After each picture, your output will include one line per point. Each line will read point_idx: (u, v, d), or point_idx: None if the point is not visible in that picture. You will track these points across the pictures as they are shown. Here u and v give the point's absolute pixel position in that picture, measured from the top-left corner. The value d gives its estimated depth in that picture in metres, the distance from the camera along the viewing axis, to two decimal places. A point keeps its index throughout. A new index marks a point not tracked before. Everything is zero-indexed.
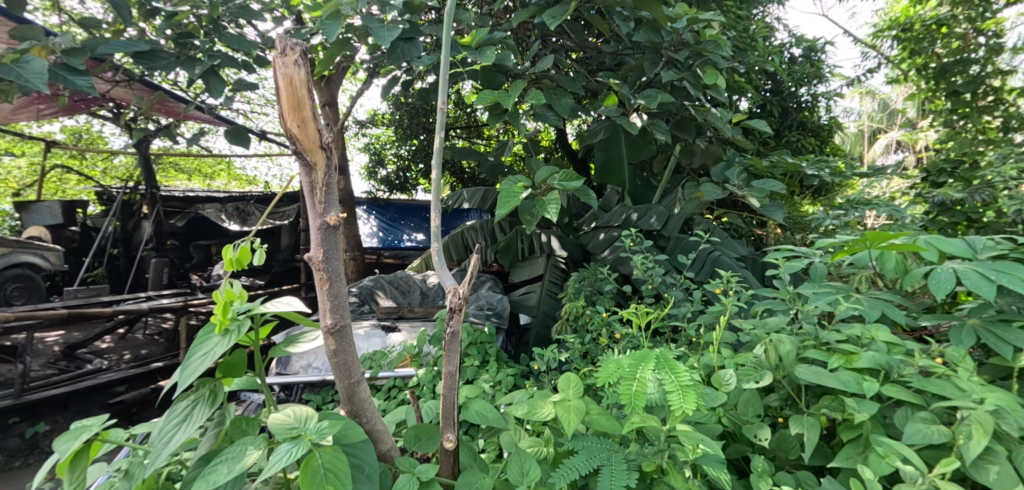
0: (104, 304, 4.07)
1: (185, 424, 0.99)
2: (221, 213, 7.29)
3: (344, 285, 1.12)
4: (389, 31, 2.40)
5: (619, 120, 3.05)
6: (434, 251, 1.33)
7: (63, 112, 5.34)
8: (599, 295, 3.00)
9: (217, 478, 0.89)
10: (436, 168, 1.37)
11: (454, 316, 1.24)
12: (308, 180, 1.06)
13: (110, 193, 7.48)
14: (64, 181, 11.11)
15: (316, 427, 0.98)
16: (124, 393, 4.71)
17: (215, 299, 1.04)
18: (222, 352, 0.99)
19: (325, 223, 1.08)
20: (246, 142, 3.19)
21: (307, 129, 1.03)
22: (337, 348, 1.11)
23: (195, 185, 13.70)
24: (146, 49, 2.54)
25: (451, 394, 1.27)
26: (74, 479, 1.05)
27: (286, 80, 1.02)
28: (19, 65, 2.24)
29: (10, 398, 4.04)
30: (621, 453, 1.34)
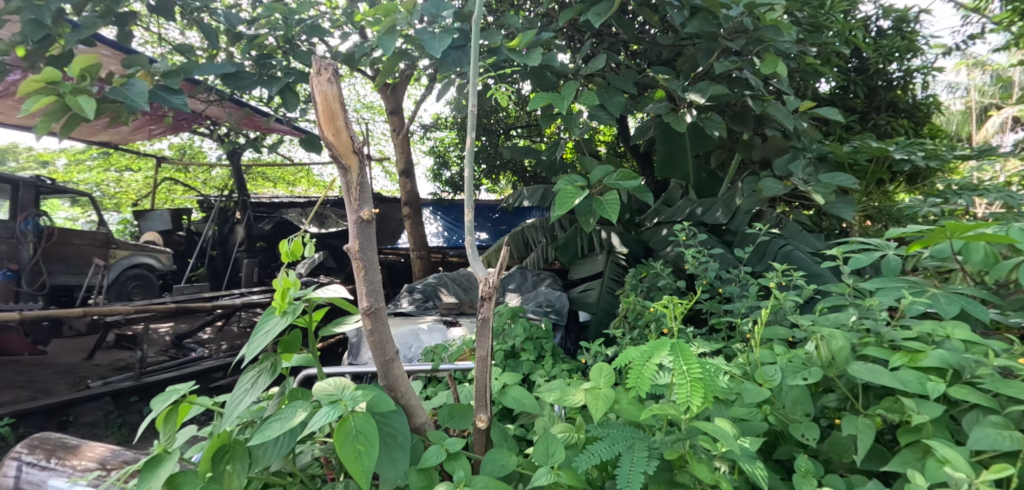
0: (205, 299, 4.53)
1: (251, 391, 1.16)
2: (303, 217, 7.96)
3: (379, 273, 1.23)
4: (439, 42, 2.54)
5: (668, 117, 3.02)
6: (467, 243, 1.42)
7: (169, 130, 5.97)
8: (656, 291, 2.97)
9: (271, 432, 1.05)
10: (470, 163, 1.45)
11: (485, 304, 1.35)
12: (344, 181, 1.16)
13: (209, 202, 8.31)
14: (172, 192, 12.44)
15: (351, 396, 1.11)
16: (223, 378, 5.27)
17: (274, 286, 1.21)
18: (281, 330, 1.15)
19: (359, 218, 1.19)
20: (318, 150, 3.44)
21: (341, 137, 1.12)
22: (372, 329, 1.22)
23: (280, 191, 14.87)
24: (231, 70, 2.82)
25: (483, 378, 1.37)
26: (166, 435, 1.24)
27: (321, 96, 1.10)
28: (126, 88, 2.50)
29: (131, 379, 4.65)
30: (644, 441, 1.28)
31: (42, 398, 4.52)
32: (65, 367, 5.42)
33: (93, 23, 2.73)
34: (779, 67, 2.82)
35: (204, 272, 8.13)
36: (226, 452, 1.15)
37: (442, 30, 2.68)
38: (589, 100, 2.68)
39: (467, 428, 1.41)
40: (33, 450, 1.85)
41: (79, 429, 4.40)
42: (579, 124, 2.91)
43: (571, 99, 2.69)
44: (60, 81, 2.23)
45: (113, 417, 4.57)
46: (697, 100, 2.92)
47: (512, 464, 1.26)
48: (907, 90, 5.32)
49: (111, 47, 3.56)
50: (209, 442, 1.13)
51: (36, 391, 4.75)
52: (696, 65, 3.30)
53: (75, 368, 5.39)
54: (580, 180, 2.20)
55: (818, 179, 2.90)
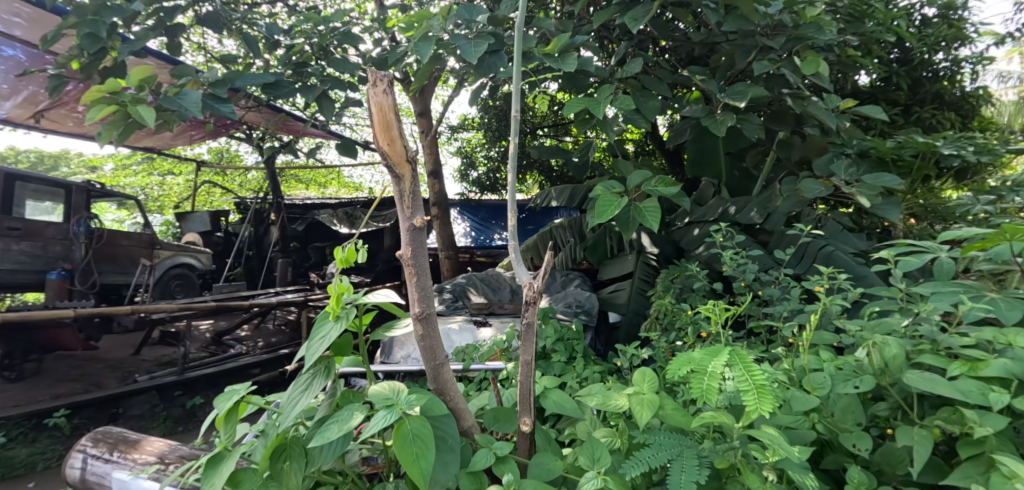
0: (242, 298, 4.62)
1: (307, 392, 1.19)
2: (334, 218, 8.11)
3: (430, 279, 1.25)
4: (475, 47, 2.56)
5: (705, 120, 2.96)
6: (511, 248, 1.43)
7: (208, 136, 6.09)
8: (690, 293, 2.94)
9: (330, 434, 1.08)
10: (512, 168, 1.47)
11: (530, 309, 1.37)
12: (397, 189, 1.19)
13: (246, 204, 8.58)
14: (212, 194, 12.84)
15: (406, 400, 1.13)
16: (259, 374, 5.41)
17: (329, 292, 1.24)
18: (338, 335, 1.18)
19: (412, 226, 1.21)
20: (353, 154, 3.50)
21: (395, 146, 1.15)
22: (424, 333, 1.25)
23: (313, 193, 15.13)
24: (272, 80, 2.85)
25: (527, 382, 1.38)
26: (227, 432, 1.28)
27: (378, 108, 1.14)
28: (179, 97, 2.54)
29: (175, 374, 4.78)
30: (693, 449, 1.28)
31: (94, 390, 4.68)
32: (114, 361, 5.59)
33: (144, 36, 2.80)
34: (821, 67, 2.73)
35: (241, 271, 8.35)
36: (285, 451, 1.18)
37: (476, 35, 2.70)
38: (625, 104, 2.61)
39: (511, 431, 1.43)
40: (96, 442, 1.94)
41: (128, 420, 4.54)
42: (615, 128, 2.87)
43: (607, 105, 2.62)
44: (121, 91, 2.29)
45: (158, 410, 4.71)
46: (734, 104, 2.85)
47: (559, 468, 1.27)
48: (956, 81, 4.50)
49: (157, 58, 3.69)
50: (270, 440, 1.17)
51: (89, 384, 4.92)
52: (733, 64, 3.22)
53: (122, 362, 5.56)
54: (619, 187, 2.34)
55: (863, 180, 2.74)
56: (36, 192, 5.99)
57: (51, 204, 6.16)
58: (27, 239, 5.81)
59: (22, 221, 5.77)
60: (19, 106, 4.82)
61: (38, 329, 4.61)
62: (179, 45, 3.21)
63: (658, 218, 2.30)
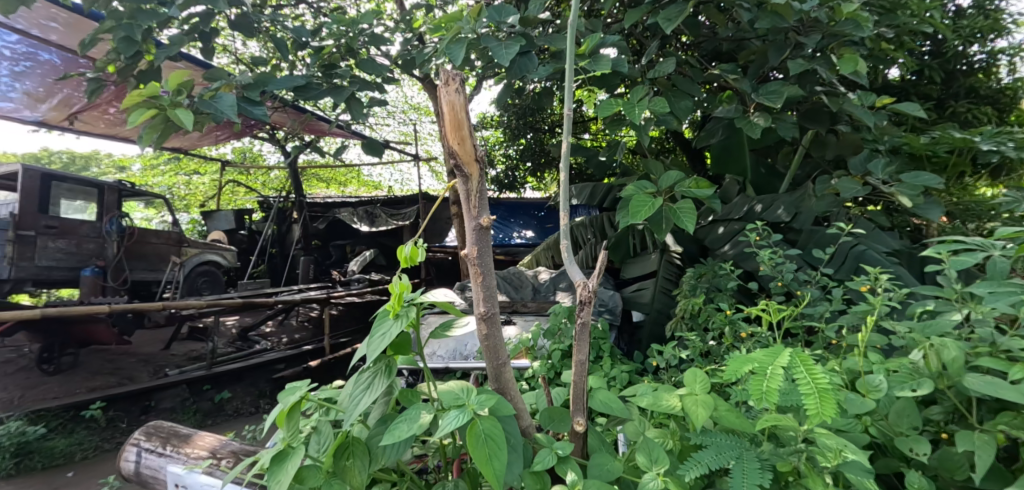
0: (266, 296, 4.66)
1: (369, 391, 1.20)
2: (354, 216, 8.06)
3: (493, 278, 1.27)
4: (506, 49, 2.59)
5: (739, 121, 2.95)
6: (563, 247, 1.44)
7: (234, 135, 6.12)
8: (718, 293, 2.93)
9: (400, 432, 1.08)
10: (564, 167, 1.49)
11: (585, 309, 1.36)
12: (465, 189, 1.22)
13: (269, 202, 8.73)
14: (236, 192, 13.02)
15: (477, 400, 1.13)
16: (283, 370, 5.48)
17: (390, 291, 1.24)
18: (398, 333, 1.17)
19: (478, 225, 1.23)
20: (378, 154, 3.54)
21: (465, 146, 1.18)
22: (487, 333, 1.26)
23: (333, 192, 15.23)
24: (301, 82, 2.90)
25: (581, 381, 1.39)
26: (287, 430, 1.29)
27: (448, 108, 1.16)
28: (215, 101, 2.55)
29: (204, 369, 4.84)
30: (753, 451, 1.29)
31: (128, 383, 4.74)
32: (146, 355, 5.62)
33: (178, 39, 2.82)
34: (859, 65, 2.70)
35: (264, 269, 8.43)
36: (348, 449, 1.19)
37: (508, 37, 2.71)
38: (659, 105, 2.61)
39: (567, 431, 1.40)
40: (148, 437, 2.06)
41: (160, 413, 4.61)
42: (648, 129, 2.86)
43: (641, 103, 2.62)
44: (159, 95, 2.32)
45: (189, 403, 4.76)
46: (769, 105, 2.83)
47: (618, 469, 1.27)
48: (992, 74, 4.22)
49: (191, 63, 3.76)
50: (335, 439, 1.19)
51: (123, 377, 4.97)
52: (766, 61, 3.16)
53: (153, 356, 5.59)
54: (651, 187, 2.32)
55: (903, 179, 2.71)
56: (71, 191, 6.33)
57: (83, 203, 6.48)
58: (62, 237, 6.22)
59: (57, 219, 6.16)
60: (51, 108, 4.87)
61: (74, 323, 4.61)
62: (212, 47, 3.26)
63: (694, 219, 2.33)
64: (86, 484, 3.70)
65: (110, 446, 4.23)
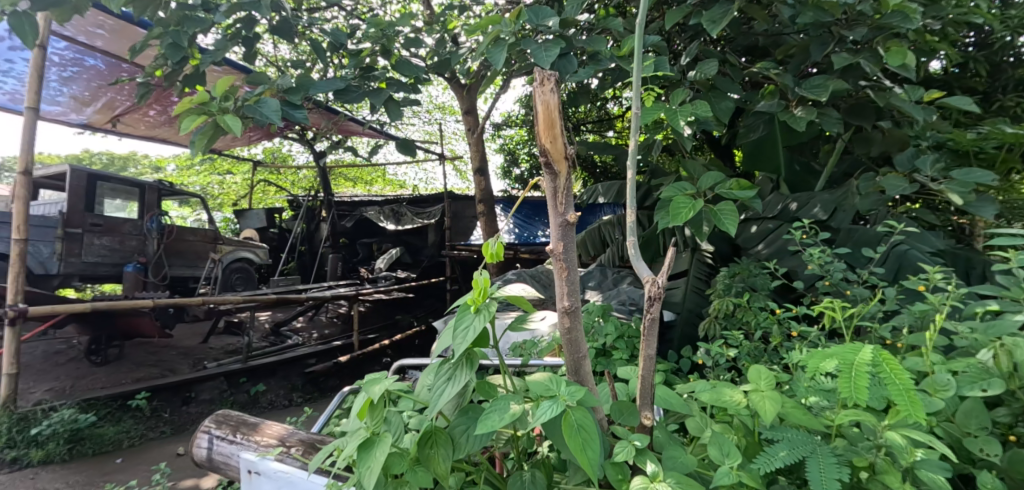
0: (296, 292, 4.69)
1: (453, 382, 1.28)
2: (380, 215, 8.14)
3: (577, 273, 1.34)
4: (547, 52, 2.62)
5: (781, 116, 2.99)
6: (630, 244, 1.44)
7: (265, 135, 6.24)
8: (753, 292, 2.94)
9: (495, 422, 1.20)
10: (630, 166, 1.48)
11: (653, 306, 1.34)
12: (552, 185, 1.29)
13: (298, 201, 8.94)
14: (266, 192, 13.24)
15: (567, 391, 1.22)
16: (315, 365, 5.52)
17: (472, 284, 1.30)
18: (481, 327, 1.23)
19: (564, 222, 1.31)
20: (412, 154, 3.69)
21: (557, 144, 1.24)
22: (569, 326, 1.34)
23: (359, 191, 15.26)
24: (341, 86, 3.03)
25: (648, 375, 1.39)
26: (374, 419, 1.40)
27: (543, 106, 1.23)
28: (259, 105, 2.78)
29: (240, 362, 4.92)
30: (826, 447, 1.28)
31: (169, 375, 4.72)
32: (186, 348, 5.65)
33: (223, 47, 3.11)
34: (907, 57, 2.75)
35: (295, 265, 8.53)
36: (434, 438, 1.30)
37: (548, 39, 2.77)
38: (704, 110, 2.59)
39: (635, 424, 1.41)
40: (219, 425, 2.27)
41: (200, 404, 4.64)
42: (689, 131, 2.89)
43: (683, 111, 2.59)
44: (209, 102, 2.65)
45: (227, 395, 4.79)
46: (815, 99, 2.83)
47: (694, 463, 1.28)
48: None
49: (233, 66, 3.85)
50: (420, 429, 1.31)
51: (165, 369, 4.95)
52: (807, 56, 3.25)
53: (191, 349, 5.64)
54: (690, 189, 2.25)
55: (953, 177, 2.67)
56: (114, 190, 6.36)
57: (124, 202, 6.50)
58: (107, 234, 6.27)
59: (102, 217, 6.21)
60: (96, 112, 4.98)
61: (118, 317, 4.49)
62: (254, 48, 3.33)
63: (736, 221, 2.20)
64: (136, 469, 3.56)
65: (155, 435, 4.14)
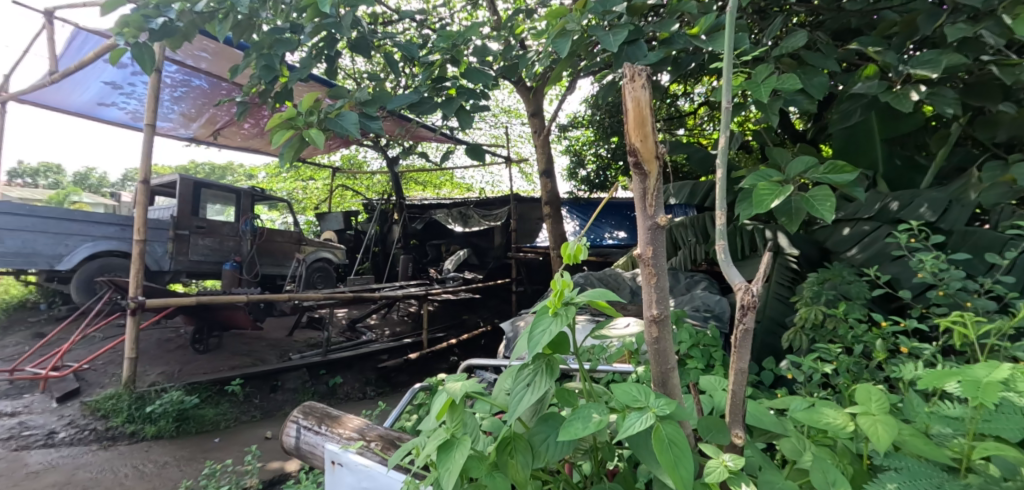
0: (370, 291, 4.88)
1: (531, 387, 1.49)
2: (448, 218, 8.29)
3: (666, 281, 1.48)
4: (615, 36, 2.71)
5: (884, 97, 2.84)
6: (720, 249, 1.42)
7: (342, 143, 6.65)
8: (849, 302, 2.81)
9: (578, 430, 1.37)
10: (719, 166, 1.47)
11: (747, 314, 1.31)
12: (642, 187, 1.44)
13: (373, 205, 9.44)
14: (343, 196, 13.94)
15: (658, 403, 1.35)
16: (386, 360, 5.81)
17: (553, 288, 1.57)
18: (556, 330, 1.45)
19: (654, 224, 1.44)
20: (481, 158, 3.80)
21: (647, 143, 1.39)
22: (658, 335, 1.48)
23: (428, 195, 15.78)
24: (415, 99, 3.26)
25: (740, 390, 1.37)
26: (454, 421, 1.62)
27: (634, 105, 1.39)
28: (339, 118, 3.03)
29: (320, 354, 5.24)
30: (955, 482, 1.18)
31: (259, 364, 5.10)
32: (273, 340, 6.10)
33: (308, 63, 3.37)
34: None
35: (368, 265, 9.03)
36: (512, 441, 1.50)
37: (615, 25, 2.82)
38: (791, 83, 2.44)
39: (725, 443, 1.42)
40: (306, 416, 2.41)
41: (286, 393, 4.99)
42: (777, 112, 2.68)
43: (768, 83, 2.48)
44: (295, 117, 2.93)
45: (308, 385, 5.11)
46: (926, 75, 2.71)
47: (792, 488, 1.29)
48: None
49: (320, 82, 4.16)
50: (501, 437, 1.52)
51: (256, 359, 5.35)
52: (913, 32, 3.10)
53: (279, 341, 6.07)
54: (777, 175, 2.11)
55: None
56: (214, 196, 6.99)
57: (222, 206, 7.15)
58: (209, 235, 6.93)
59: (205, 220, 6.88)
60: (201, 126, 5.46)
61: (216, 310, 4.91)
62: (338, 63, 3.59)
63: (833, 206, 2.02)
64: (230, 449, 3.88)
65: (245, 418, 4.50)
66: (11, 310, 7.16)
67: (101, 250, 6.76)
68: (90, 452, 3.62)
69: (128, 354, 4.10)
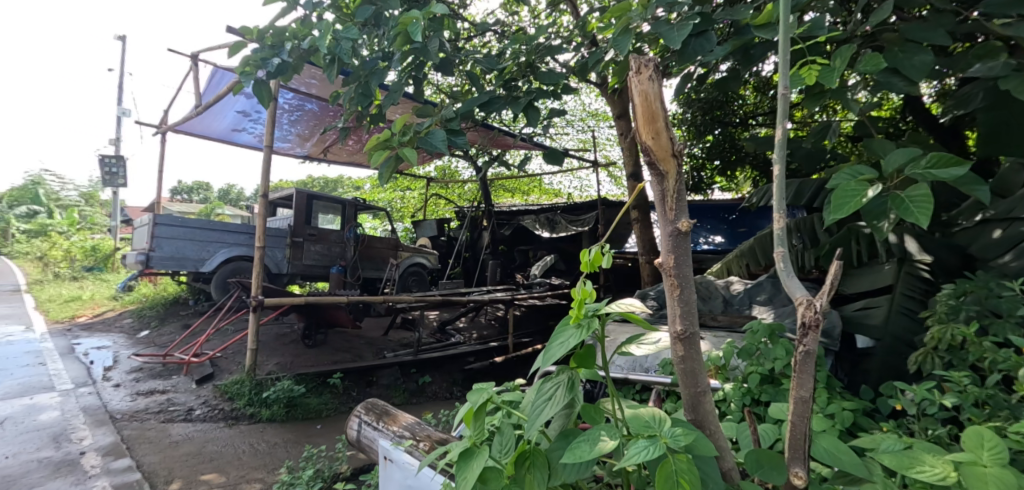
0: (460, 295, 5.22)
1: (550, 401, 1.41)
2: (536, 223, 8.82)
3: (692, 293, 1.27)
4: (679, 31, 2.58)
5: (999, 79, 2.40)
6: (778, 257, 1.22)
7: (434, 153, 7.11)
8: (996, 319, 2.34)
9: (582, 454, 1.29)
10: (777, 162, 1.26)
11: (809, 335, 1.12)
12: (659, 189, 1.24)
13: (464, 212, 9.87)
14: (438, 204, 14.65)
15: (671, 433, 1.26)
16: (472, 362, 6.11)
17: (572, 297, 1.39)
18: (575, 341, 1.28)
19: (676, 230, 1.25)
20: (559, 163, 3.79)
21: (660, 139, 1.20)
22: (685, 354, 1.29)
23: (517, 201, 16.07)
24: (485, 100, 3.38)
25: (801, 425, 1.20)
26: (477, 429, 1.60)
27: (642, 97, 1.20)
28: (429, 136, 3.16)
29: (412, 353, 5.60)
30: None
31: (357, 360, 5.64)
32: (370, 339, 6.62)
33: (401, 83, 3.63)
34: None
35: (459, 270, 9.47)
36: (528, 456, 1.42)
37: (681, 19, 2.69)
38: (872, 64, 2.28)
39: (780, 483, 1.24)
40: (366, 412, 2.72)
41: (380, 388, 5.42)
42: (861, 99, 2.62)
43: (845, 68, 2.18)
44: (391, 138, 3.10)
45: (400, 382, 5.52)
46: None
47: None
48: None
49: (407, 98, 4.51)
50: (520, 448, 1.44)
51: (354, 355, 5.88)
52: None
53: (375, 341, 6.57)
54: (870, 172, 1.67)
55: None
56: (324, 207, 7.84)
57: (332, 216, 8.05)
58: (319, 243, 7.78)
59: (316, 228, 7.69)
60: (313, 145, 6.13)
61: (323, 309, 5.48)
62: (422, 79, 3.81)
63: (932, 210, 1.60)
64: (330, 436, 4.33)
65: (343, 409, 4.95)
66: (169, 306, 8.50)
67: (234, 255, 7.80)
68: (218, 429, 4.24)
69: (251, 346, 4.75)
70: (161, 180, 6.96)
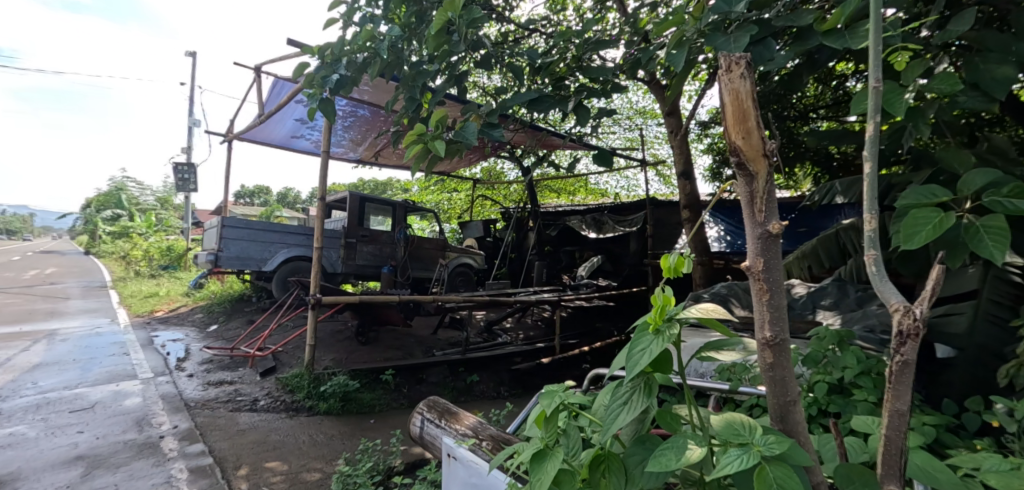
0: (507, 295, 5.29)
1: (628, 406, 1.39)
2: (582, 224, 8.76)
3: (782, 296, 1.27)
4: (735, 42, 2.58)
5: None
6: (869, 261, 1.20)
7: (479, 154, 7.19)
8: None
9: (670, 461, 1.29)
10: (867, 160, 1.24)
11: (909, 344, 1.09)
12: (749, 189, 1.23)
13: (510, 213, 9.94)
14: (483, 205, 14.80)
15: (764, 441, 1.24)
16: (519, 362, 6.14)
17: (653, 303, 1.39)
18: (657, 349, 1.30)
19: (765, 231, 1.24)
20: (608, 163, 3.78)
21: (751, 139, 1.19)
22: (774, 361, 1.26)
23: (563, 201, 16.04)
24: (535, 95, 3.36)
25: (896, 439, 1.17)
26: (550, 432, 1.65)
27: (733, 96, 1.19)
28: (463, 130, 3.27)
29: (460, 352, 5.69)
30: None
31: (409, 358, 5.78)
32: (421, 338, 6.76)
33: (444, 86, 3.72)
34: None
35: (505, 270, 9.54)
36: (606, 460, 1.44)
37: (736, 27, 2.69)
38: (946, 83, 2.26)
39: None
40: (429, 410, 2.81)
41: (429, 385, 5.54)
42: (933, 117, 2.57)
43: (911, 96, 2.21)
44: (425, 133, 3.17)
45: (449, 380, 5.62)
46: None
47: None
48: None
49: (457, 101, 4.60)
50: (595, 452, 1.46)
51: (406, 353, 6.02)
52: None
53: (425, 339, 6.69)
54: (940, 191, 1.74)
55: None
56: (376, 209, 8.10)
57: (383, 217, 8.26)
58: (371, 244, 8.01)
59: (369, 229, 7.93)
60: (365, 148, 6.33)
61: (376, 308, 5.63)
62: (468, 75, 3.89)
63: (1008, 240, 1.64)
64: (384, 431, 4.47)
65: (396, 405, 5.09)
66: (233, 304, 8.97)
67: (294, 255, 8.15)
68: (280, 420, 4.45)
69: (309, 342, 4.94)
70: (227, 185, 7.37)
